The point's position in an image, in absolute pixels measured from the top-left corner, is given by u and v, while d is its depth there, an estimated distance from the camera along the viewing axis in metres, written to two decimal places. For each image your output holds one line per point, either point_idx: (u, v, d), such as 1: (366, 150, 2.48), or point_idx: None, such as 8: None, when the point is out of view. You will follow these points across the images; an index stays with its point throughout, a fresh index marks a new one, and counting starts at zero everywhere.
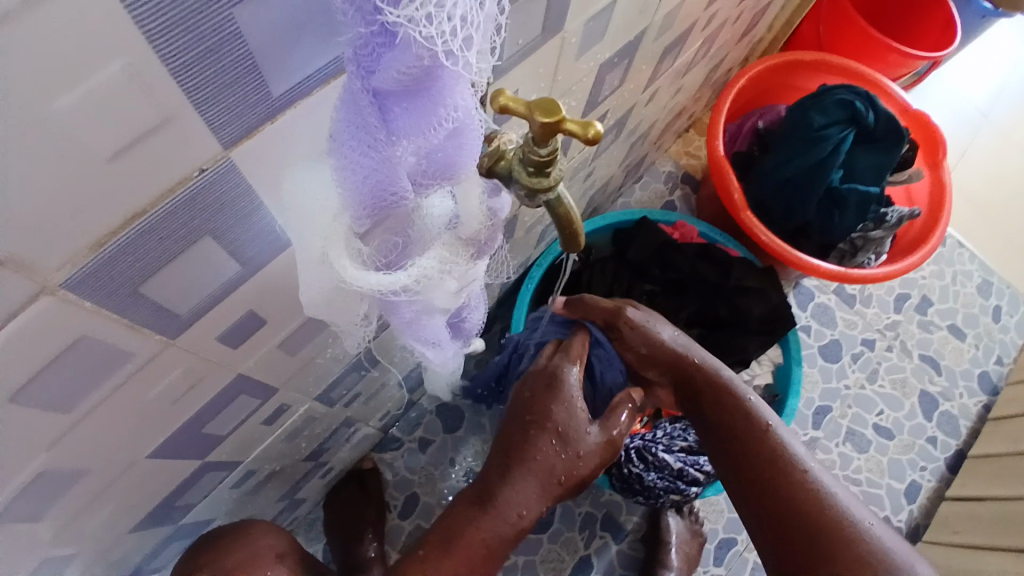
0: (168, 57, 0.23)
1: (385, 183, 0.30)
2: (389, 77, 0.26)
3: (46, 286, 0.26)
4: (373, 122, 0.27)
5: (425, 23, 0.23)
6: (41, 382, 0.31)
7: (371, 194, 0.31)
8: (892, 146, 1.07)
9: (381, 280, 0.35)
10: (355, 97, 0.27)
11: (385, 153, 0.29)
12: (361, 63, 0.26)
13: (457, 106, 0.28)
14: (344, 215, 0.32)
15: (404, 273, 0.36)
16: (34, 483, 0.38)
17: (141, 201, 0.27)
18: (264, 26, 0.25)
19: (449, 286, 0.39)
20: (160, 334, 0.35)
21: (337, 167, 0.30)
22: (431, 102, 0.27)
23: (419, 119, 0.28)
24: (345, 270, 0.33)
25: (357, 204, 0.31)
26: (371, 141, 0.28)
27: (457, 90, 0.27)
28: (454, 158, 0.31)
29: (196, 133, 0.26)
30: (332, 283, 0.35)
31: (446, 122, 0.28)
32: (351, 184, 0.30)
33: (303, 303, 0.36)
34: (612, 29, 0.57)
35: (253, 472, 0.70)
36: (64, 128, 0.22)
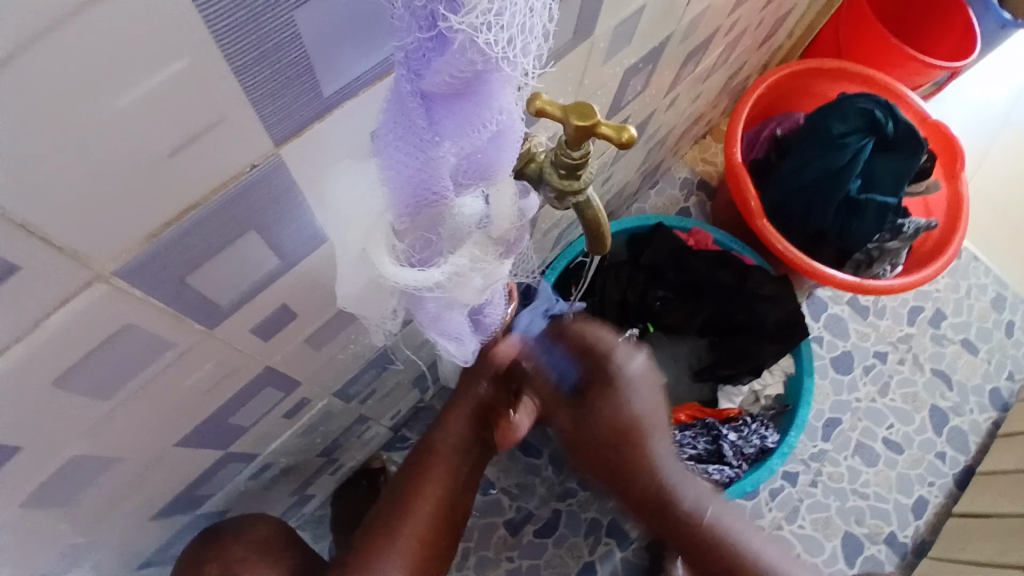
0: (230, 56, 0.24)
1: (427, 184, 0.31)
2: (439, 80, 0.26)
3: (98, 274, 0.27)
4: (421, 122, 0.28)
5: (484, 30, 0.24)
6: (84, 368, 0.32)
7: (413, 195, 0.32)
8: (913, 154, 1.06)
9: (415, 275, 0.35)
10: (404, 97, 0.28)
11: (430, 153, 0.29)
12: (411, 66, 0.27)
13: (501, 110, 0.29)
14: (388, 213, 0.33)
15: (435, 270, 0.36)
16: (66, 469, 0.39)
17: (193, 196, 0.27)
18: (322, 27, 0.26)
19: (476, 284, 0.39)
20: (198, 326, 0.36)
21: (382, 165, 0.31)
22: (477, 105, 0.28)
23: (466, 122, 0.28)
24: (384, 267, 0.35)
25: (400, 204, 0.32)
26: (418, 141, 0.29)
27: (504, 94, 0.28)
28: (493, 159, 0.32)
29: (250, 131, 0.27)
30: (370, 277, 0.37)
31: (490, 125, 0.29)
32: (395, 183, 0.31)
33: (341, 297, 0.38)
34: (639, 35, 0.58)
35: (269, 465, 0.71)
36: (126, 122, 0.23)
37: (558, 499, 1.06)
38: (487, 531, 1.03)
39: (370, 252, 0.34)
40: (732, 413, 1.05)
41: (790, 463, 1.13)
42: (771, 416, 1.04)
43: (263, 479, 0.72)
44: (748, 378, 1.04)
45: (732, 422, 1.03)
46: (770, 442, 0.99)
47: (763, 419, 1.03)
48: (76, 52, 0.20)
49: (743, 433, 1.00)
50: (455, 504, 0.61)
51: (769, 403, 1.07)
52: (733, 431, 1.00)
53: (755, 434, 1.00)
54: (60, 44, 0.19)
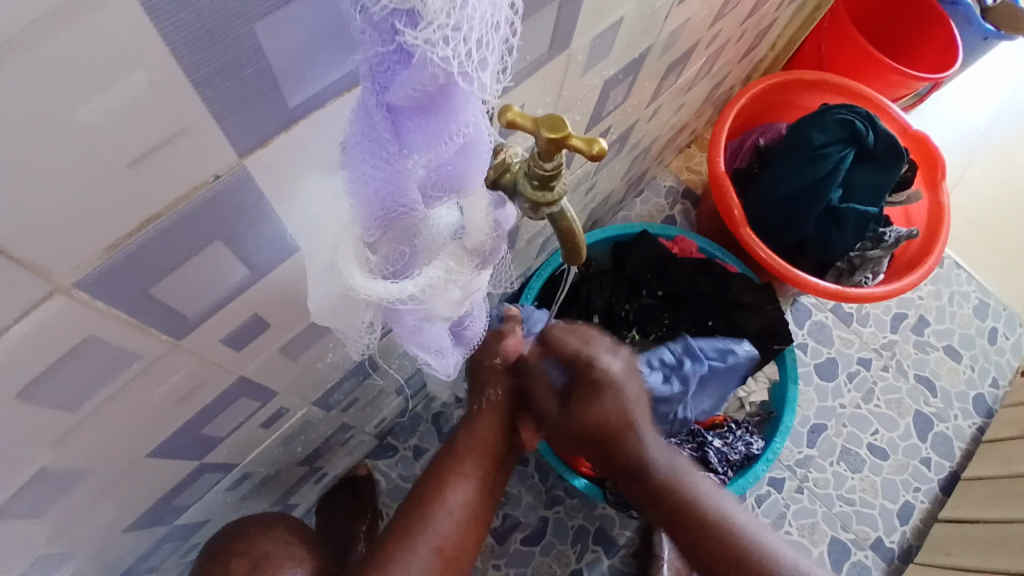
0: (192, 70, 0.24)
1: (395, 196, 0.31)
2: (403, 94, 0.26)
3: (59, 286, 0.27)
4: (386, 135, 0.28)
5: (442, 44, 0.24)
6: (48, 380, 0.31)
7: (382, 206, 0.31)
8: (892, 165, 1.08)
9: (387, 287, 0.35)
10: (369, 111, 0.28)
11: (396, 166, 0.29)
12: (376, 79, 0.26)
13: (468, 123, 0.29)
14: (356, 226, 0.33)
15: (410, 282, 0.36)
16: (34, 481, 0.38)
17: (156, 207, 0.27)
18: (283, 42, 0.26)
19: (452, 294, 0.40)
20: (165, 336, 0.35)
21: (349, 178, 0.30)
22: (443, 117, 0.28)
23: (431, 134, 0.28)
24: (354, 280, 0.34)
25: (369, 216, 0.32)
26: (384, 154, 0.29)
27: (469, 107, 0.28)
28: (463, 171, 0.32)
29: (213, 142, 0.27)
30: (341, 290, 0.36)
31: (457, 138, 0.29)
32: (363, 196, 0.31)
33: (312, 309, 0.37)
34: (618, 46, 0.58)
35: (248, 476, 0.70)
36: (87, 133, 0.22)
37: (544, 507, 1.05)
38: None
39: (338, 266, 0.34)
40: (716, 419, 1.05)
41: (775, 470, 1.13)
42: (754, 423, 1.06)
43: (243, 489, 0.72)
44: (730, 386, 1.04)
45: (716, 429, 1.04)
46: (754, 449, 1.00)
47: (747, 426, 1.04)
48: (32, 64, 0.19)
49: (728, 440, 1.00)
50: (478, 514, 0.60)
51: (754, 409, 1.08)
52: (717, 438, 0.99)
53: (740, 441, 1.00)
54: (15, 57, 0.19)
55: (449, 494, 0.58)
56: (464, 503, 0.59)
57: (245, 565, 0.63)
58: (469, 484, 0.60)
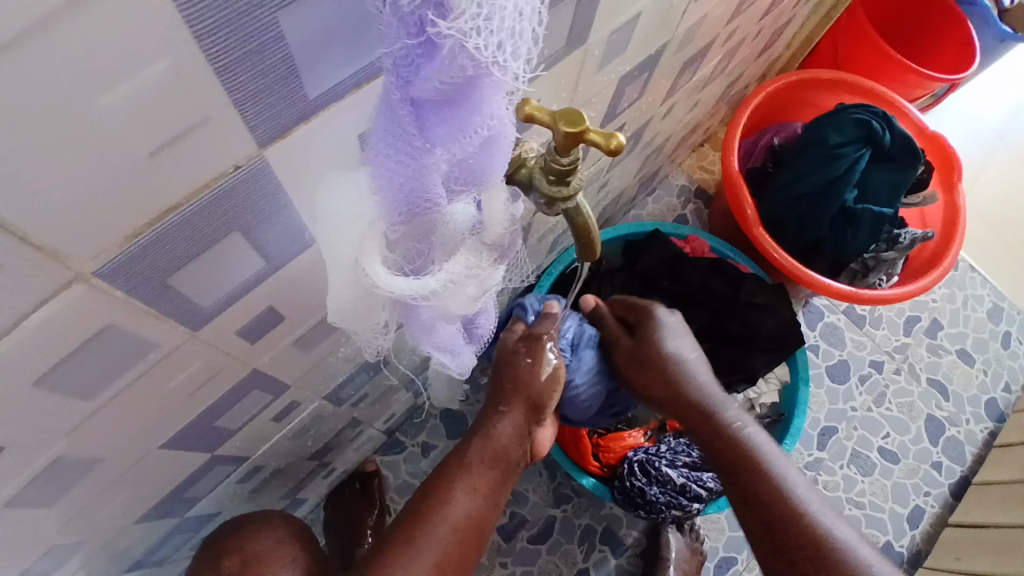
0: (213, 58, 0.23)
1: (417, 191, 0.31)
2: (430, 86, 0.26)
3: (78, 275, 0.27)
4: (411, 130, 0.28)
5: (474, 35, 0.24)
6: (65, 369, 0.31)
7: (405, 201, 0.31)
8: (908, 166, 1.07)
9: (410, 283, 0.35)
10: (394, 106, 0.28)
11: (420, 161, 0.29)
12: (400, 74, 0.26)
13: (493, 115, 0.28)
14: (380, 222, 0.33)
15: (430, 278, 0.36)
16: (49, 469, 0.39)
17: (175, 197, 0.27)
18: (304, 33, 0.26)
19: (471, 291, 0.39)
20: (181, 327, 0.35)
21: (372, 174, 0.30)
22: (469, 110, 0.28)
23: (456, 126, 0.28)
24: (377, 276, 0.33)
25: (392, 212, 0.32)
26: (408, 149, 0.29)
27: (495, 100, 0.28)
28: (485, 164, 0.32)
29: (233, 133, 0.27)
30: (360, 287, 0.35)
31: (481, 130, 0.29)
32: (386, 191, 0.31)
33: (330, 307, 0.37)
34: (633, 43, 0.58)
35: (258, 468, 0.70)
36: (107, 122, 0.22)
37: (552, 505, 1.05)
38: None
39: (362, 262, 0.33)
40: None
41: None
42: (766, 424, 1.05)
43: (253, 481, 0.72)
44: (741, 387, 1.05)
45: None
46: None
47: None
48: (53, 52, 0.19)
49: None
50: (482, 525, 0.57)
51: (765, 410, 1.08)
52: None
53: None
54: (34, 46, 0.19)
55: (449, 506, 0.56)
56: (467, 515, 0.56)
57: (237, 562, 0.63)
58: (473, 497, 0.57)
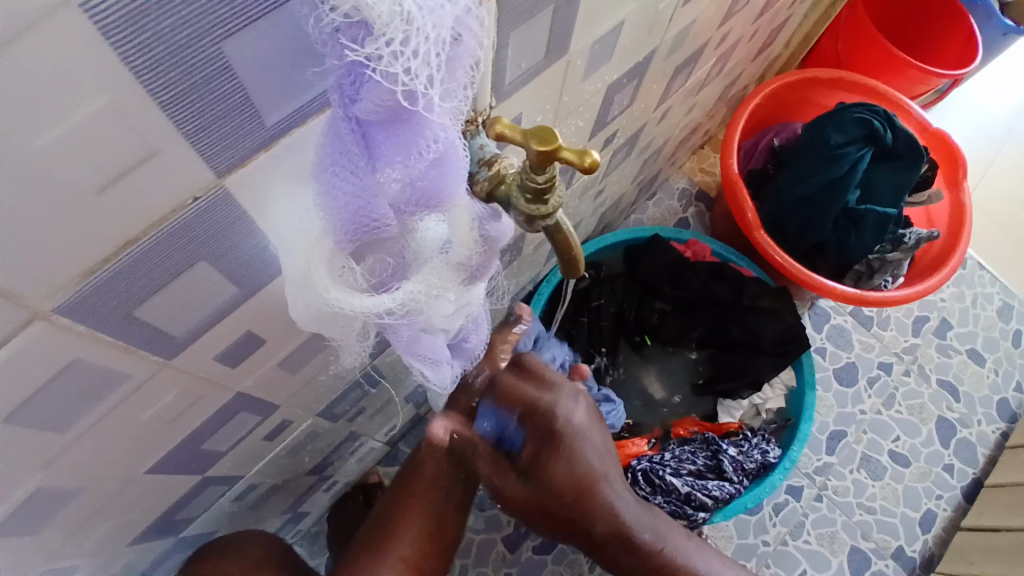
0: (157, 93, 0.23)
1: (366, 211, 0.30)
2: (368, 107, 0.26)
3: (37, 312, 0.26)
4: (354, 150, 0.28)
5: (388, 61, 0.24)
6: (34, 404, 0.31)
7: (354, 223, 0.31)
8: (913, 164, 1.05)
9: (365, 302, 0.34)
10: (338, 125, 0.27)
11: (367, 180, 0.29)
12: (344, 91, 0.26)
13: (437, 138, 0.28)
14: (329, 239, 0.32)
15: (389, 296, 0.35)
16: (31, 499, 0.38)
17: (131, 231, 0.27)
18: (256, 61, 0.25)
19: (442, 306, 0.39)
20: (154, 356, 0.35)
21: (319, 190, 0.30)
22: (411, 131, 0.27)
23: (402, 150, 0.28)
24: (328, 292, 0.33)
25: (341, 231, 0.31)
26: (353, 167, 0.28)
27: (438, 121, 0.27)
28: (440, 186, 0.30)
29: (187, 164, 0.26)
30: (319, 307, 0.35)
31: (426, 152, 0.28)
32: (333, 211, 0.30)
33: (297, 318, 0.36)
34: (619, 51, 0.57)
35: (254, 486, 0.69)
36: (47, 163, 0.22)
37: None
38: (486, 547, 1.01)
39: (312, 280, 0.32)
40: (731, 427, 1.04)
41: (793, 477, 1.11)
42: (771, 431, 1.03)
43: (250, 499, 0.71)
44: (746, 394, 1.04)
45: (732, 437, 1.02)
46: (771, 457, 0.97)
47: (764, 434, 1.01)
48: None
49: (744, 448, 0.98)
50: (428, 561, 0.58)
51: (770, 416, 1.05)
52: (733, 447, 0.98)
53: (756, 449, 0.98)
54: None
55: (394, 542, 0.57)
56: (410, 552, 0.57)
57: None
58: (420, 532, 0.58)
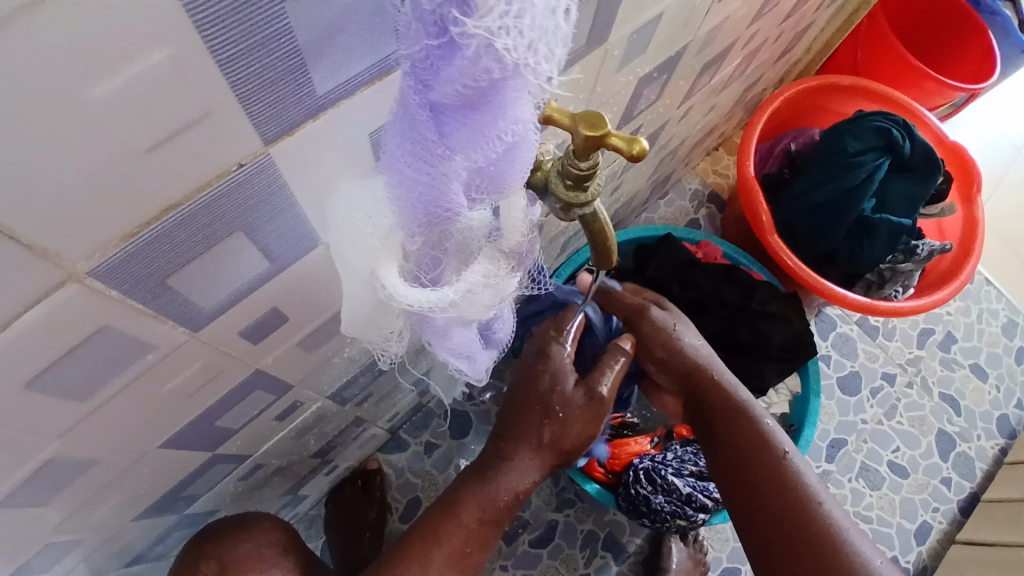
0: (215, 49, 0.22)
1: (437, 198, 0.30)
2: (450, 91, 0.25)
3: (72, 274, 0.26)
4: (430, 135, 0.27)
5: (502, 34, 0.23)
6: (60, 369, 0.30)
7: (424, 209, 0.30)
8: (928, 176, 1.05)
9: (424, 294, 0.33)
10: (412, 111, 0.26)
11: (439, 167, 0.28)
12: (418, 76, 0.25)
13: (517, 123, 0.27)
14: (396, 230, 0.31)
15: (448, 288, 0.34)
16: (43, 470, 0.37)
17: (176, 194, 0.26)
18: (315, 23, 0.24)
19: (488, 301, 0.37)
20: (182, 328, 0.34)
21: (390, 180, 0.29)
22: (492, 116, 0.27)
23: (479, 132, 0.27)
24: (395, 288, 0.32)
25: (410, 219, 0.31)
26: (428, 155, 0.28)
27: (521, 105, 0.26)
28: (507, 173, 0.30)
29: (237, 127, 0.25)
30: (376, 302, 0.34)
31: (505, 136, 0.27)
32: (404, 197, 0.30)
33: (344, 317, 0.35)
34: (654, 43, 0.56)
35: (259, 467, 0.69)
36: (93, 116, 0.21)
37: (555, 509, 1.04)
38: None
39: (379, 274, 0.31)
40: None
41: None
42: None
43: (254, 479, 0.71)
44: (751, 398, 1.02)
45: None
46: None
47: None
48: (33, 44, 0.18)
49: None
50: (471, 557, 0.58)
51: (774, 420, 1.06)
52: None
53: None
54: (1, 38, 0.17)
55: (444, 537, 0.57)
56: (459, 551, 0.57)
57: (213, 567, 0.62)
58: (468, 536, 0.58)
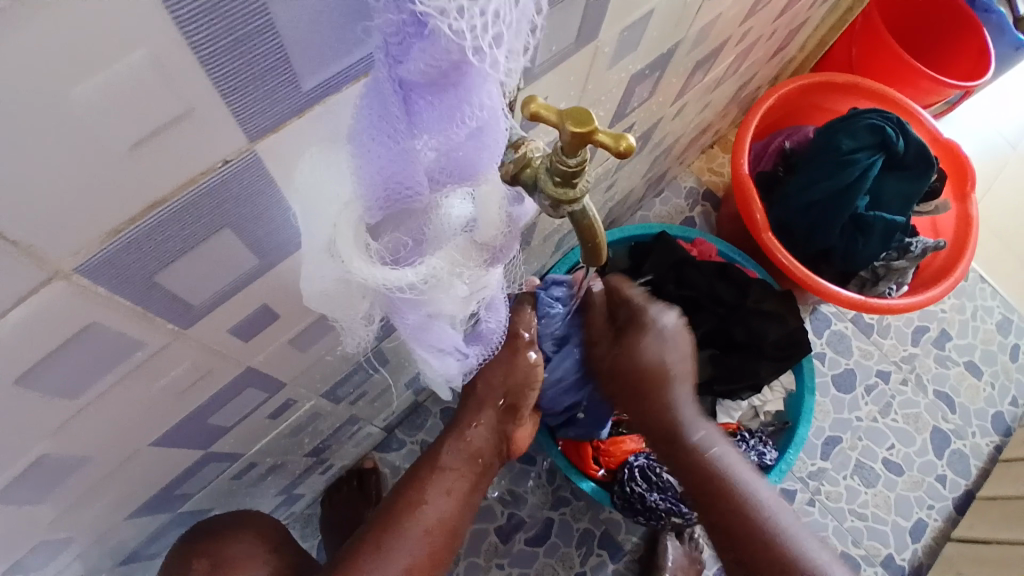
0: (197, 47, 0.22)
1: (401, 179, 0.29)
2: (416, 67, 0.25)
3: (58, 271, 0.26)
4: (396, 112, 0.27)
5: (455, 15, 0.23)
6: (48, 367, 0.30)
7: (386, 189, 0.30)
8: (924, 173, 1.04)
9: (385, 273, 0.33)
10: (379, 86, 0.26)
11: (403, 147, 0.28)
12: (390, 52, 0.25)
13: (482, 106, 0.27)
14: (356, 206, 0.31)
15: (414, 270, 0.35)
16: (34, 468, 0.37)
17: (161, 191, 0.26)
18: (300, 22, 0.25)
19: (457, 290, 0.39)
20: (171, 325, 0.34)
21: (355, 156, 0.29)
22: (456, 98, 0.27)
23: (444, 113, 0.27)
24: (351, 261, 0.32)
25: (371, 197, 0.30)
26: (392, 132, 0.27)
27: (485, 88, 0.27)
28: (475, 157, 0.30)
29: (221, 125, 0.26)
30: (339, 276, 0.34)
31: (468, 121, 0.27)
32: (367, 173, 0.29)
33: (305, 291, 0.35)
34: (645, 41, 0.56)
35: (253, 465, 0.69)
36: (77, 114, 0.21)
37: (550, 508, 1.04)
38: (477, 538, 1.01)
39: (337, 246, 0.32)
40: (730, 428, 1.03)
41: (788, 481, 1.11)
42: (770, 432, 1.04)
43: (247, 477, 0.70)
44: (746, 395, 1.02)
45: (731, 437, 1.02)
46: (768, 459, 0.97)
47: (762, 435, 1.02)
48: (13, 43, 0.18)
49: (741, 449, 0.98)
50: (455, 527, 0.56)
51: (768, 418, 1.07)
52: None
53: (753, 450, 0.98)
54: None
55: (422, 508, 0.54)
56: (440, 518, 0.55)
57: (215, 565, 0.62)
58: (447, 501, 0.56)
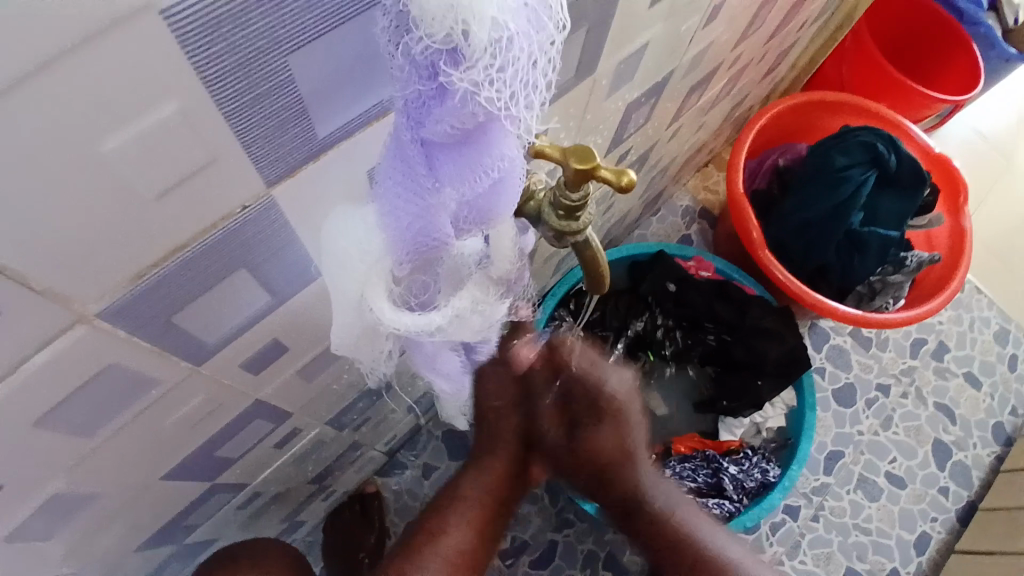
0: (221, 102, 0.23)
1: (425, 228, 0.30)
2: (441, 129, 0.26)
3: (81, 316, 0.26)
4: (420, 168, 0.28)
5: (486, 87, 0.24)
6: (65, 408, 0.31)
7: (413, 240, 0.31)
8: (914, 191, 1.07)
9: (415, 320, 0.34)
10: (403, 145, 0.27)
11: (428, 200, 0.29)
12: (411, 114, 0.26)
13: (504, 157, 0.28)
14: (386, 257, 0.32)
15: (437, 314, 0.35)
16: (47, 505, 0.38)
17: (180, 237, 0.27)
18: (318, 74, 0.26)
19: (476, 324, 0.38)
20: (185, 361, 0.35)
21: (381, 211, 0.30)
22: (478, 153, 0.28)
23: (466, 167, 0.28)
24: (383, 313, 0.32)
25: (399, 250, 0.31)
26: (417, 187, 0.28)
27: (505, 142, 0.28)
28: (494, 204, 0.31)
29: (240, 172, 0.26)
30: (365, 326, 0.35)
31: (490, 171, 0.28)
32: (393, 227, 0.30)
33: (337, 342, 0.36)
34: (641, 71, 0.57)
35: (258, 494, 0.69)
36: (106, 167, 0.22)
37: (554, 529, 1.04)
38: None
39: (366, 298, 0.32)
40: (732, 445, 1.04)
41: (791, 497, 1.11)
42: (772, 450, 1.03)
43: (252, 507, 0.71)
44: (748, 412, 1.02)
45: (733, 455, 1.03)
46: (771, 476, 0.98)
47: (765, 453, 1.03)
48: (47, 105, 0.19)
49: (744, 466, 0.99)
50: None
51: (771, 435, 1.05)
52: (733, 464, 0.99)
53: (756, 468, 0.99)
54: (20, 102, 0.18)
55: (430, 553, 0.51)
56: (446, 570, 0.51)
57: None
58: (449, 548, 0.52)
